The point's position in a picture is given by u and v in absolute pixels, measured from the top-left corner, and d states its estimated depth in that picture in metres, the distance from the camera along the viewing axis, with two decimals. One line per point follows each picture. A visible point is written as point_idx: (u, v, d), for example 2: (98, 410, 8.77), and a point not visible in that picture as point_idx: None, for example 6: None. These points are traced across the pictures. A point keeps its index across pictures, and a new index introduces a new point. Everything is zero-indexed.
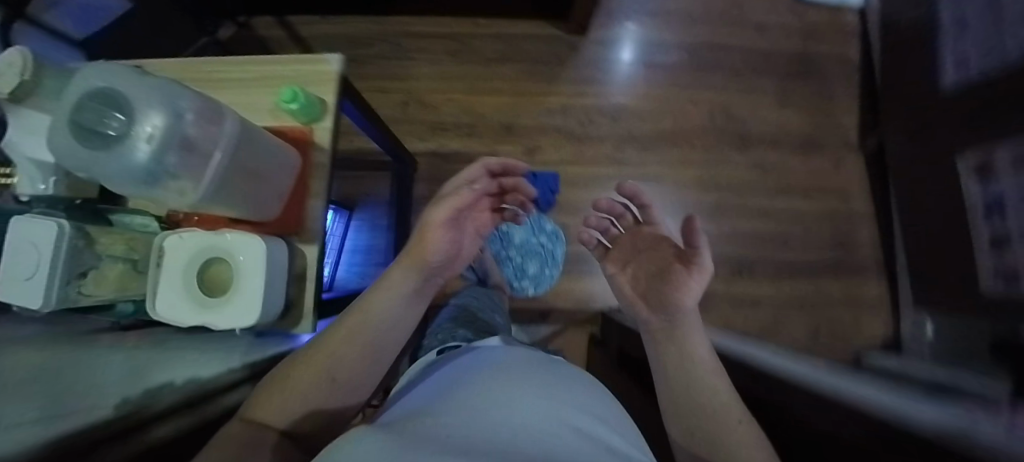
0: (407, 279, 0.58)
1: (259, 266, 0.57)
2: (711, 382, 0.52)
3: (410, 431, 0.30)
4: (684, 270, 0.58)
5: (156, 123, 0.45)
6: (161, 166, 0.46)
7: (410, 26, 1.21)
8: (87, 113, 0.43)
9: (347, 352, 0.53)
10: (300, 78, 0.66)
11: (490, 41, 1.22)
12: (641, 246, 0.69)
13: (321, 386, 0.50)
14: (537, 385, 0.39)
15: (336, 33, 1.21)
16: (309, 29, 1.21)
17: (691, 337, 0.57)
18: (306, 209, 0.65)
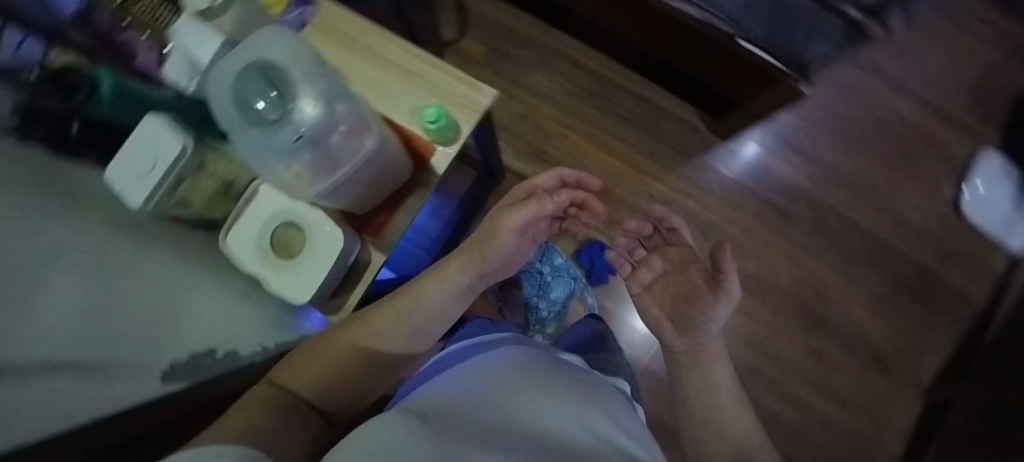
0: (461, 273, 0.60)
1: (325, 258, 0.58)
2: (732, 414, 0.62)
3: (439, 415, 0.36)
4: (708, 292, 0.60)
5: (306, 114, 0.47)
6: (291, 154, 0.47)
7: (564, 46, 1.19)
8: (256, 86, 0.46)
9: (387, 337, 0.56)
10: (449, 97, 0.65)
11: (630, 100, 1.19)
12: (670, 265, 0.69)
13: (349, 366, 0.54)
14: (554, 388, 0.44)
15: (495, 18, 1.19)
16: (475, 1, 1.19)
17: (714, 367, 0.65)
18: (394, 217, 0.67)
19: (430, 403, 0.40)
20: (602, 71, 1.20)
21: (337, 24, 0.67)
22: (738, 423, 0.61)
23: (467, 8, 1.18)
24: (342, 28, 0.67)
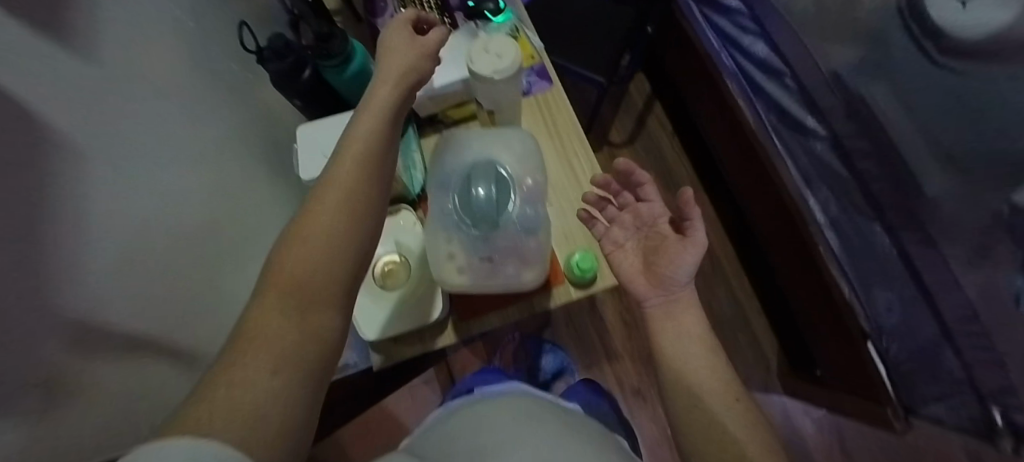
0: (366, 166, 0.34)
1: (417, 314, 0.59)
2: (692, 354, 0.43)
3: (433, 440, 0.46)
4: (676, 244, 0.47)
5: (515, 230, 0.47)
6: (479, 249, 0.47)
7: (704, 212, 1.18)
8: (478, 179, 0.45)
9: (331, 245, 0.28)
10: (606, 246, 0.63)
11: (731, 301, 1.15)
12: (642, 225, 0.52)
13: (297, 298, 0.25)
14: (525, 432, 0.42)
15: (664, 149, 1.21)
16: (655, 125, 1.23)
17: (688, 316, 0.46)
18: (482, 315, 0.61)
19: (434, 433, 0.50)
20: (721, 257, 1.17)
21: (554, 116, 0.69)
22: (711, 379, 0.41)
23: (646, 125, 1.23)
24: (556, 119, 0.69)
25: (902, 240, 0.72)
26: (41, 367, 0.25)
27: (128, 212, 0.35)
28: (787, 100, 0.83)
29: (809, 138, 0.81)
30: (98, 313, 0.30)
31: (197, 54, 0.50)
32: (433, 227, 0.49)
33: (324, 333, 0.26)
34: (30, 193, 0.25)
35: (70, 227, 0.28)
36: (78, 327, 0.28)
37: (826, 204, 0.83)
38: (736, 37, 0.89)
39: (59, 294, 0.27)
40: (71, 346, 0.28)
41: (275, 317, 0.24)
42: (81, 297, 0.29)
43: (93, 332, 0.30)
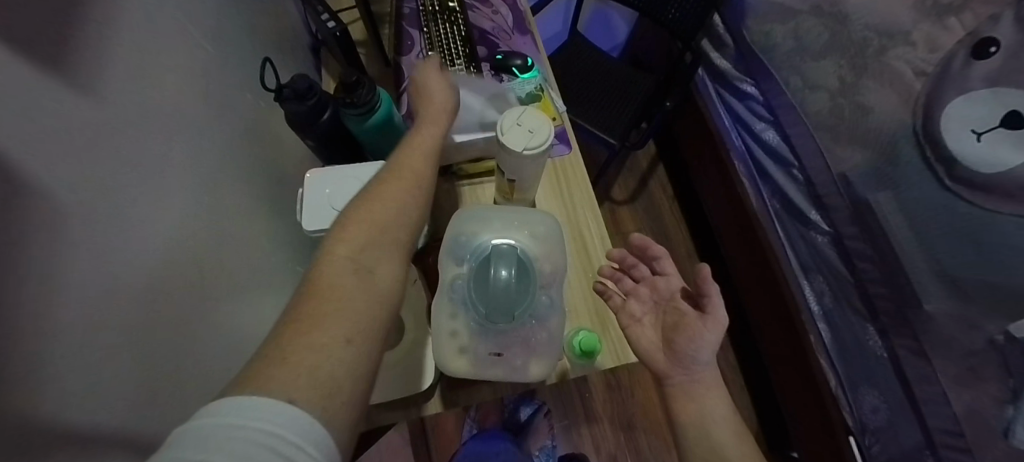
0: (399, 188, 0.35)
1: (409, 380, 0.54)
2: (723, 440, 0.38)
3: None
4: (693, 321, 0.40)
5: (528, 322, 0.45)
6: (493, 339, 0.45)
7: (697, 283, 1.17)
8: (499, 261, 0.42)
9: (369, 263, 0.29)
10: (611, 329, 0.60)
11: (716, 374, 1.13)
12: (659, 299, 0.45)
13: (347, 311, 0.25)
14: None
15: (664, 213, 1.22)
16: (658, 187, 1.24)
17: (710, 397, 0.39)
18: (475, 387, 0.57)
19: None
20: None
21: (570, 183, 0.68)
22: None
23: (648, 186, 1.24)
24: (573, 186, 0.68)
25: (896, 346, 0.73)
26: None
27: (136, 289, 0.31)
28: (794, 192, 0.85)
29: (811, 230, 0.83)
30: (111, 421, 0.27)
31: (218, 83, 0.47)
32: (440, 306, 0.46)
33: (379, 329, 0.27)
34: (27, 299, 0.21)
35: (73, 325, 0.24)
36: (89, 443, 0.25)
37: (821, 295, 0.84)
38: (749, 122, 0.94)
39: (67, 415, 0.23)
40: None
41: (346, 284, 0.27)
42: (93, 406, 0.26)
43: (105, 443, 0.27)
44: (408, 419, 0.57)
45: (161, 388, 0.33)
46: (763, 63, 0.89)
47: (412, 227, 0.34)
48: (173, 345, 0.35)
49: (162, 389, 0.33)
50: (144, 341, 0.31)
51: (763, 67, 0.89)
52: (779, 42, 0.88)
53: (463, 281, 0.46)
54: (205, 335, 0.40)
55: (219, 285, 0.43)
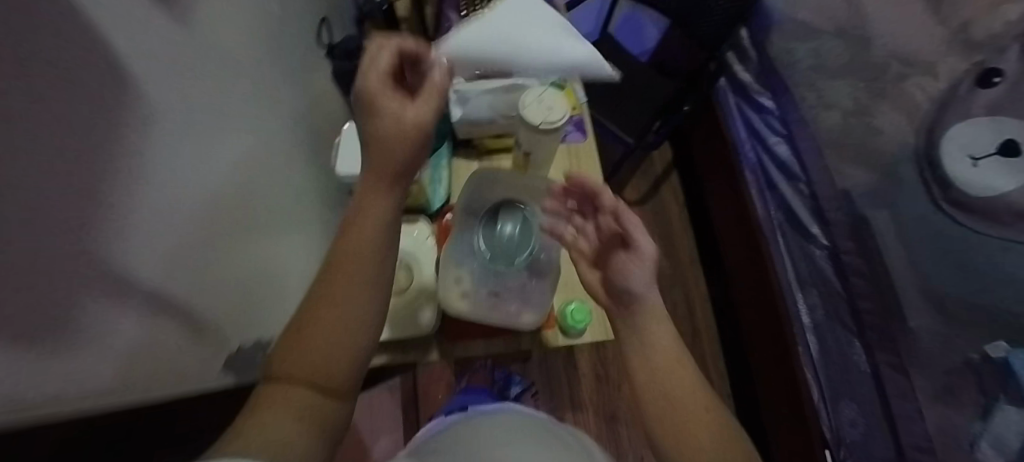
0: (363, 275, 0.31)
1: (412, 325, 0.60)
2: (672, 392, 0.37)
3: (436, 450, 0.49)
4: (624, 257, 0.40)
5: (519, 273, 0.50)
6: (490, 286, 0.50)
7: (696, 290, 1.19)
8: (507, 216, 0.48)
9: (336, 348, 0.30)
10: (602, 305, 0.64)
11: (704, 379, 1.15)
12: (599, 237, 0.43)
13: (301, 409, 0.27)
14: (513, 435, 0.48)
15: (671, 219, 1.25)
16: (668, 192, 1.27)
17: (660, 343, 0.38)
18: (470, 340, 0.62)
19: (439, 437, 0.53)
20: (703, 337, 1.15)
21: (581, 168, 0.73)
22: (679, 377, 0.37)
23: (659, 192, 1.28)
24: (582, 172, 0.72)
25: (878, 362, 0.76)
26: (100, 331, 0.27)
27: (197, 192, 0.38)
28: (799, 205, 0.88)
29: (810, 244, 0.85)
30: (167, 287, 0.34)
31: (280, 34, 0.54)
32: (451, 252, 0.51)
33: (334, 401, 0.29)
34: (114, 164, 0.27)
35: (147, 199, 0.30)
36: (147, 297, 0.31)
37: (813, 309, 0.84)
38: (763, 135, 0.95)
39: (134, 266, 0.29)
40: (139, 317, 0.31)
41: (310, 383, 0.28)
42: (155, 268, 0.32)
43: (159, 303, 0.33)
44: (405, 361, 0.62)
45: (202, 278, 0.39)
46: (784, 80, 0.93)
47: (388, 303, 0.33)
48: (223, 246, 0.42)
49: (210, 278, 0.40)
50: (202, 237, 0.38)
51: (784, 84, 0.93)
52: (800, 60, 0.91)
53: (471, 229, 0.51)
54: (247, 250, 0.47)
55: (260, 210, 0.49)
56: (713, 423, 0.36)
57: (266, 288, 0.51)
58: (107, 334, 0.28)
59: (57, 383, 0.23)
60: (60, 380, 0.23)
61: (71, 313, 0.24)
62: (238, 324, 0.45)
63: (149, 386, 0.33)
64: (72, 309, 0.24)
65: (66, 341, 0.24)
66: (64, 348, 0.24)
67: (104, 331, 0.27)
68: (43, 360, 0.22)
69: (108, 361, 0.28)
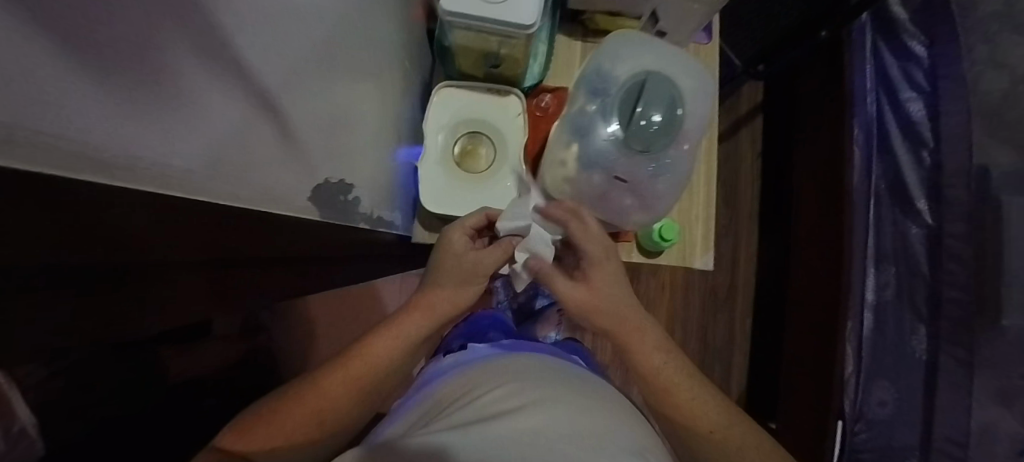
0: (380, 362, 0.53)
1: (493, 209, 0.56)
2: (664, 366, 0.54)
3: (468, 387, 0.52)
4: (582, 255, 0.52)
5: (645, 168, 0.48)
6: (603, 169, 0.49)
7: (745, 246, 1.15)
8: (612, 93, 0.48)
9: (339, 396, 0.51)
10: (694, 230, 0.62)
11: (728, 332, 1.14)
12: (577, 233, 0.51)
13: (314, 423, 0.50)
14: (534, 381, 0.51)
15: (741, 168, 1.15)
16: (747, 139, 1.16)
17: (644, 336, 0.54)
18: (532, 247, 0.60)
19: (459, 378, 0.56)
20: (737, 293, 1.15)
21: None
22: (682, 395, 0.53)
23: (738, 136, 1.16)
24: None
25: (940, 353, 0.72)
26: (194, 98, 0.20)
27: None
28: (911, 176, 0.78)
29: (907, 220, 0.78)
30: (267, 73, 0.27)
31: None
32: (557, 136, 0.51)
33: (330, 422, 0.51)
34: None
35: None
36: (245, 76, 0.24)
37: (882, 287, 0.80)
38: (897, 87, 0.81)
39: (242, 21, 0.22)
40: (235, 100, 0.24)
41: (315, 411, 0.50)
42: (260, 40, 0.25)
43: (256, 92, 0.26)
44: None
45: (295, 84, 0.31)
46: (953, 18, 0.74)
47: (381, 378, 0.54)
48: (322, 56, 0.35)
49: (305, 88, 0.33)
50: (304, 28, 0.30)
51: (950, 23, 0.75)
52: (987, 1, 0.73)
53: (592, 108, 0.49)
54: (342, 77, 0.40)
55: (357, 32, 0.40)
56: (700, 395, 0.53)
57: (354, 135, 0.45)
58: (201, 106, 0.21)
59: (124, 137, 0.16)
60: (133, 138, 0.17)
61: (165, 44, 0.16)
62: (327, 158, 0.39)
63: (234, 194, 0.28)
64: (167, 39, 0.16)
65: (153, 83, 0.17)
66: (145, 93, 0.16)
67: (199, 100, 0.21)
68: (113, 91, 0.14)
69: (196, 142, 0.22)
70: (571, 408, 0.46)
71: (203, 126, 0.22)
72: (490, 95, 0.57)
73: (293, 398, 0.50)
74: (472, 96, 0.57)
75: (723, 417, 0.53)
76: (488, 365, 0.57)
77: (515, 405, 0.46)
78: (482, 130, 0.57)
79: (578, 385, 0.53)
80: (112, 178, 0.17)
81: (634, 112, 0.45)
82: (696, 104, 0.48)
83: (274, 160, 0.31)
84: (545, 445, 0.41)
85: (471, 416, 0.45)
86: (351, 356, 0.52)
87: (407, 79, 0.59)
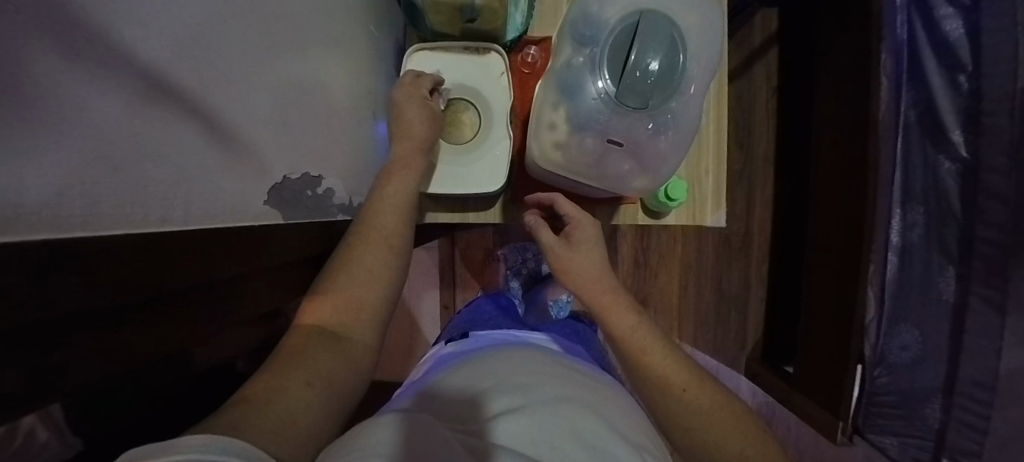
0: (376, 264, 0.46)
1: (479, 181, 0.52)
2: (661, 353, 0.50)
3: (481, 368, 0.47)
4: (568, 240, 0.53)
5: (644, 127, 0.43)
6: (594, 129, 0.44)
7: (759, 191, 1.10)
8: (600, 45, 0.43)
9: (347, 326, 0.43)
10: (704, 184, 0.57)
11: (742, 281, 1.13)
12: (577, 226, 0.53)
13: (330, 365, 0.39)
14: (545, 372, 0.46)
15: (755, 109, 1.09)
16: (759, 76, 1.08)
17: (624, 313, 0.52)
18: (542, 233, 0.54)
19: (461, 366, 0.50)
20: (752, 241, 1.12)
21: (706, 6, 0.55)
22: (656, 361, 0.50)
23: (750, 73, 1.09)
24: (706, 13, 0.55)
25: (969, 294, 0.69)
26: (76, 119, 0.17)
27: None
28: (945, 104, 0.70)
29: (939, 154, 0.71)
30: (166, 64, 0.23)
31: None
32: (544, 95, 0.46)
33: (350, 359, 0.41)
34: None
35: None
36: (143, 76, 0.21)
37: (909, 228, 0.74)
38: (932, 2, 0.71)
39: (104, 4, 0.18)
40: (127, 104, 0.21)
41: (321, 350, 0.39)
42: (156, 30, 0.21)
43: (166, 89, 0.23)
44: (467, 220, 0.57)
45: (215, 69, 0.27)
46: None
47: (381, 295, 0.46)
48: (247, 27, 0.30)
49: (234, 73, 0.29)
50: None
51: None
52: None
53: (581, 60, 0.44)
54: (285, 54, 0.35)
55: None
56: (718, 397, 0.47)
57: (317, 119, 0.41)
58: (82, 124, 0.18)
59: (6, 182, 0.14)
60: (14, 178, 0.14)
61: (12, 74, 0.14)
62: (281, 151, 0.36)
63: (168, 217, 0.25)
64: (10, 64, 0.13)
65: (14, 122, 0.14)
66: (18, 128, 0.14)
67: (84, 116, 0.18)
68: None
69: (82, 169, 0.18)
70: (597, 411, 0.42)
71: (93, 143, 0.19)
72: (470, 55, 0.52)
73: (295, 336, 0.40)
74: (449, 58, 0.52)
75: (742, 417, 0.47)
76: (497, 351, 0.52)
77: (536, 397, 0.41)
78: (463, 95, 0.52)
79: (586, 377, 0.49)
80: (20, 230, 0.15)
81: (629, 62, 0.40)
82: (704, 55, 0.43)
83: (210, 164, 0.28)
84: (581, 442, 0.37)
85: (497, 404, 0.40)
86: (334, 281, 0.44)
87: (376, 49, 0.54)
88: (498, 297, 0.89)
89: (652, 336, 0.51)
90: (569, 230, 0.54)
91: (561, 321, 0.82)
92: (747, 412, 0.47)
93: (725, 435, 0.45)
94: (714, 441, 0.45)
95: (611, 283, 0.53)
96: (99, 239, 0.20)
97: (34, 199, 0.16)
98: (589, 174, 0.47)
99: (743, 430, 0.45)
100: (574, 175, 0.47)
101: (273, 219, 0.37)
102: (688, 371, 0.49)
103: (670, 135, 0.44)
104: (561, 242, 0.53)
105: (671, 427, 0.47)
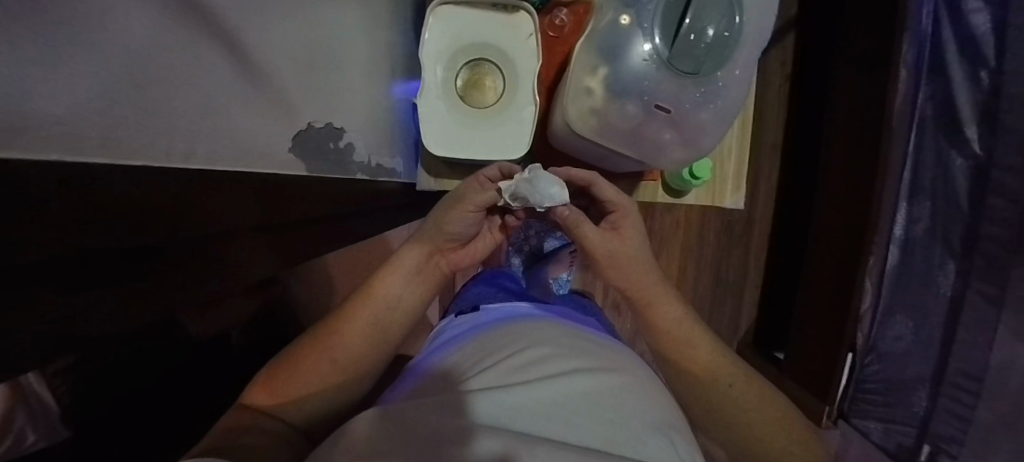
0: (406, 297, 0.52)
1: (501, 145, 0.50)
2: (705, 346, 0.51)
3: (507, 342, 0.46)
4: (614, 231, 0.52)
5: (692, 94, 0.44)
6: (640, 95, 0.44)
7: (765, 181, 1.10)
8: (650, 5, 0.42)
9: (360, 342, 0.49)
10: (727, 164, 0.56)
11: (742, 268, 1.14)
12: (623, 218, 0.52)
13: (327, 382, 0.47)
14: (568, 347, 0.46)
15: (767, 97, 1.08)
16: (775, 63, 1.07)
17: (668, 306, 0.52)
18: (584, 225, 0.52)
19: (491, 338, 0.49)
20: (754, 229, 1.13)
21: None
22: (700, 353, 0.50)
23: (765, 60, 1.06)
24: None
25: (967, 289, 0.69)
26: (98, 27, 0.15)
27: None
28: (963, 100, 0.70)
29: (952, 150, 0.71)
30: None
31: None
32: (582, 58, 0.45)
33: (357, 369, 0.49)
34: None
35: None
36: None
37: (914, 221, 0.76)
38: None
39: None
40: (150, 18, 0.18)
41: (331, 357, 0.47)
42: None
43: (189, 9, 0.20)
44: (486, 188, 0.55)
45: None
46: None
47: (403, 321, 0.52)
48: None
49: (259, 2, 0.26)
50: None
51: None
52: None
53: (626, 19, 0.43)
54: None
55: None
56: (762, 391, 0.49)
57: (339, 67, 0.38)
58: (103, 32, 0.15)
59: (28, 81, 0.11)
60: (41, 87, 0.12)
61: None
62: (305, 97, 0.34)
63: (193, 152, 0.23)
64: None
65: (30, 14, 0.11)
66: (38, 27, 0.12)
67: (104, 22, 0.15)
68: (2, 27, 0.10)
69: (103, 86, 0.16)
70: (621, 381, 0.42)
71: (117, 57, 0.16)
72: (496, 12, 0.49)
73: (317, 337, 0.48)
74: (475, 14, 0.49)
75: (776, 404, 0.48)
76: (519, 324, 0.51)
77: (558, 369, 0.41)
78: (487, 55, 0.50)
79: (604, 349, 0.48)
80: (50, 146, 0.13)
81: (684, 25, 0.41)
82: (751, 25, 0.43)
83: (237, 100, 0.26)
84: (601, 416, 0.37)
85: (517, 378, 0.40)
86: (369, 295, 0.51)
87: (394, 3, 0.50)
88: (502, 273, 0.88)
89: (695, 329, 0.52)
90: (613, 219, 0.53)
91: (568, 298, 0.83)
92: (781, 401, 0.49)
93: (771, 429, 0.46)
94: (760, 432, 0.46)
95: (658, 275, 0.53)
96: (119, 167, 0.17)
97: (61, 117, 0.14)
98: (632, 139, 0.46)
99: (783, 423, 0.47)
100: (616, 142, 0.46)
101: (297, 171, 0.35)
102: (733, 367, 0.50)
103: (711, 107, 0.45)
104: (606, 234, 0.52)
105: (715, 423, 0.48)
